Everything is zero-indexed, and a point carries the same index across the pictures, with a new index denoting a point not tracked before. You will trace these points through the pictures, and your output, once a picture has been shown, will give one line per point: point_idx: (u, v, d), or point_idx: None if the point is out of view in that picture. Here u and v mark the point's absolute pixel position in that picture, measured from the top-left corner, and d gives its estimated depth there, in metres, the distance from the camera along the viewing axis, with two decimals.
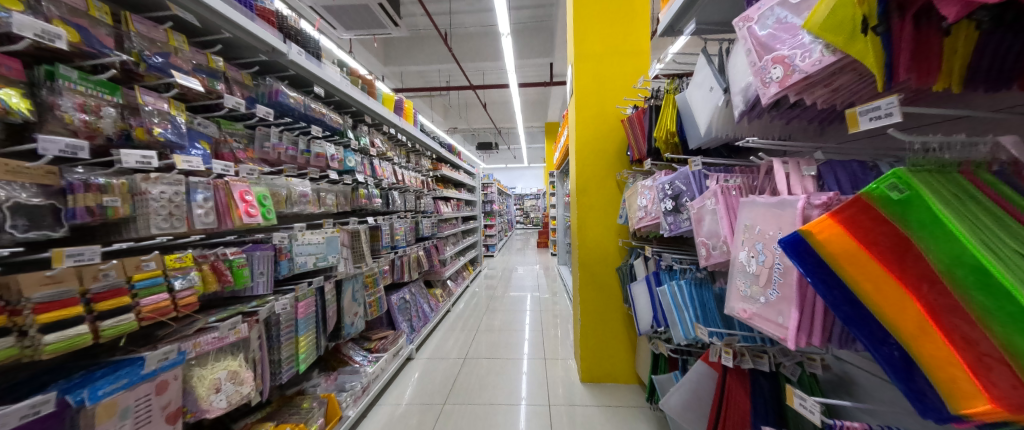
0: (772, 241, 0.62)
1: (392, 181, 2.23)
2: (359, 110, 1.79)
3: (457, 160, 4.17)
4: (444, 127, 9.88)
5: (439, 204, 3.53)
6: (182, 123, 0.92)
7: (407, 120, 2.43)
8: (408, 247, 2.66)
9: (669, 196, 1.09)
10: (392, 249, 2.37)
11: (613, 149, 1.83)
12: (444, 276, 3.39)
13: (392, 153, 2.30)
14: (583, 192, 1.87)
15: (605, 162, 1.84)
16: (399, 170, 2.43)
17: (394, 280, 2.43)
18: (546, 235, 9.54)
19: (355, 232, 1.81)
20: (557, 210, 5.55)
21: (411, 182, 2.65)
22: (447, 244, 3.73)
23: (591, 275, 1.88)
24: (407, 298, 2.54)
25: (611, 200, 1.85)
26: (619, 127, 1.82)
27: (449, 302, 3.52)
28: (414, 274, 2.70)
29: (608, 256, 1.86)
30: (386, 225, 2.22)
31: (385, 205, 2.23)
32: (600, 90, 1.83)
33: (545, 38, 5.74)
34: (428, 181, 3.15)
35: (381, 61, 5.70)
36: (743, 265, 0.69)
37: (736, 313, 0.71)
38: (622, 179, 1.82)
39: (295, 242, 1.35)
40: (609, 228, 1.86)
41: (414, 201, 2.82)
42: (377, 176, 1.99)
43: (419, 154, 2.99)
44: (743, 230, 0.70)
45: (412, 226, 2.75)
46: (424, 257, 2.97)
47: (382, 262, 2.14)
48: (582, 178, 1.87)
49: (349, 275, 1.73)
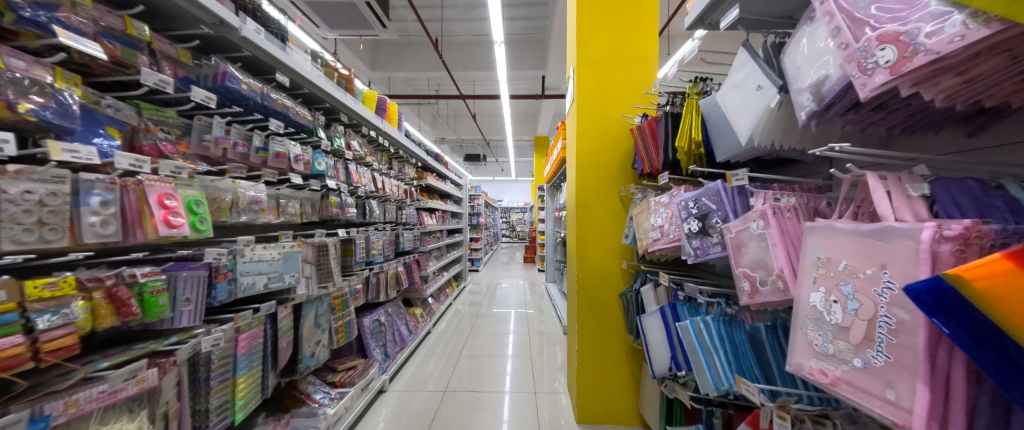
0: (867, 283, 0.46)
1: (370, 189, 2.01)
2: (333, 107, 1.60)
3: (443, 170, 3.98)
4: (432, 137, 9.69)
5: (423, 215, 3.29)
6: (74, 102, 0.65)
7: (390, 123, 2.24)
8: (386, 263, 2.39)
9: (695, 216, 1.02)
10: (367, 264, 2.10)
11: (614, 163, 1.72)
12: (425, 294, 3.10)
13: (372, 158, 2.08)
14: (583, 208, 1.73)
15: (606, 176, 1.72)
16: (380, 178, 2.21)
17: (368, 300, 2.15)
18: (534, 249, 9.34)
19: (323, 246, 1.55)
20: (546, 224, 5.42)
21: (393, 191, 2.42)
22: (430, 258, 3.47)
23: (590, 299, 1.71)
24: (383, 320, 2.24)
25: (613, 217, 1.72)
26: (620, 139, 1.72)
27: (431, 324, 3.21)
28: (391, 293, 2.42)
29: (609, 278, 1.70)
30: (361, 238, 1.97)
31: (361, 215, 1.98)
32: (600, 99, 1.73)
33: (537, 52, 5.80)
34: (412, 191, 2.92)
35: (368, 65, 5.51)
36: (819, 313, 0.54)
37: (809, 375, 0.54)
38: (625, 194, 1.69)
39: (242, 261, 1.09)
40: (610, 248, 1.71)
41: (395, 212, 2.57)
42: (353, 183, 1.77)
43: (403, 162, 2.78)
44: (817, 265, 0.55)
45: (392, 239, 2.49)
46: (404, 273, 2.70)
47: (354, 280, 1.88)
48: (582, 193, 1.73)
49: (311, 298, 1.46)
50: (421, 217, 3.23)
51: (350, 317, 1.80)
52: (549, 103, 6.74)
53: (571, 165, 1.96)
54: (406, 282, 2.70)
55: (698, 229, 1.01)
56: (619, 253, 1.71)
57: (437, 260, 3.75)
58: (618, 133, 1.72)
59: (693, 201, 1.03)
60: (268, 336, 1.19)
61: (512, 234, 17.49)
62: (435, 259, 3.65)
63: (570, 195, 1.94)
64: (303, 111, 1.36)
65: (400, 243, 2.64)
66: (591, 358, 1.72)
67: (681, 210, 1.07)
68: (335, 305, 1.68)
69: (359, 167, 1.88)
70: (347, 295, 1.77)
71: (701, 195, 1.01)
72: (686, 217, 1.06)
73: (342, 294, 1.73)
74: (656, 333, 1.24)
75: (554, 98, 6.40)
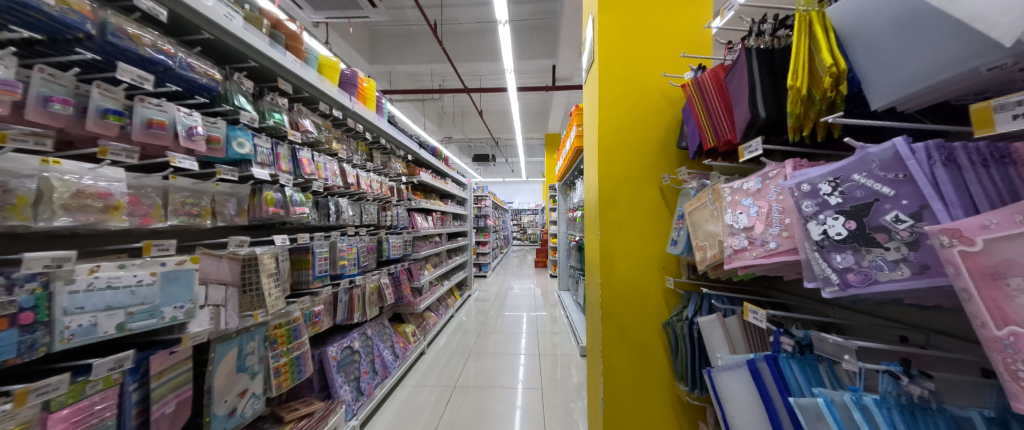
0: None
1: (333, 184, 1.59)
2: (268, 70, 1.19)
3: (443, 167, 3.58)
4: (439, 136, 9.40)
5: (417, 217, 2.88)
6: None
7: (364, 104, 1.84)
8: (364, 276, 1.98)
9: (839, 211, 0.51)
10: (334, 279, 1.68)
11: (650, 139, 1.23)
12: (419, 309, 2.69)
13: (338, 144, 1.68)
14: (608, 204, 1.25)
15: (639, 158, 1.24)
16: (353, 171, 1.81)
17: (337, 323, 1.73)
18: (546, 253, 8.81)
19: (251, 260, 1.14)
20: (558, 227, 4.91)
21: (372, 188, 2.01)
22: (425, 266, 3.06)
23: (619, 331, 1.22)
24: (357, 347, 1.82)
25: (648, 216, 1.22)
26: (658, 107, 1.23)
27: (426, 342, 2.78)
28: (371, 311, 2.01)
29: (645, 301, 1.21)
30: (323, 245, 1.56)
31: (324, 218, 1.57)
32: (631, 52, 1.26)
33: (547, 38, 5.33)
34: (401, 189, 2.53)
35: (367, 58, 5.30)
36: None
37: None
38: (668, 183, 1.20)
39: (69, 291, 0.66)
40: (645, 259, 1.22)
41: (378, 213, 2.16)
42: (305, 175, 1.36)
43: (388, 155, 2.38)
44: None
45: (373, 245, 2.08)
46: (390, 287, 2.29)
47: (310, 301, 1.45)
48: (606, 183, 1.25)
49: (226, 332, 1.05)
50: (414, 218, 2.82)
51: (302, 349, 1.37)
52: (560, 95, 6.26)
53: (590, 149, 1.49)
54: (393, 296, 2.29)
55: (849, 233, 0.49)
56: (658, 266, 1.21)
57: (436, 268, 3.35)
58: (655, 98, 1.23)
59: (831, 183, 0.53)
60: (130, 402, 0.78)
61: (523, 237, 16.98)
62: (431, 267, 3.23)
63: (590, 188, 1.47)
64: (210, 68, 0.98)
65: (384, 250, 2.22)
66: (621, 415, 1.21)
67: (801, 203, 0.56)
68: (277, 337, 1.27)
69: (316, 156, 1.48)
70: (296, 322, 1.35)
71: (847, 171, 0.51)
72: (811, 214, 0.55)
73: (288, 321, 1.32)
74: (746, 403, 0.69)
75: (566, 88, 5.89)
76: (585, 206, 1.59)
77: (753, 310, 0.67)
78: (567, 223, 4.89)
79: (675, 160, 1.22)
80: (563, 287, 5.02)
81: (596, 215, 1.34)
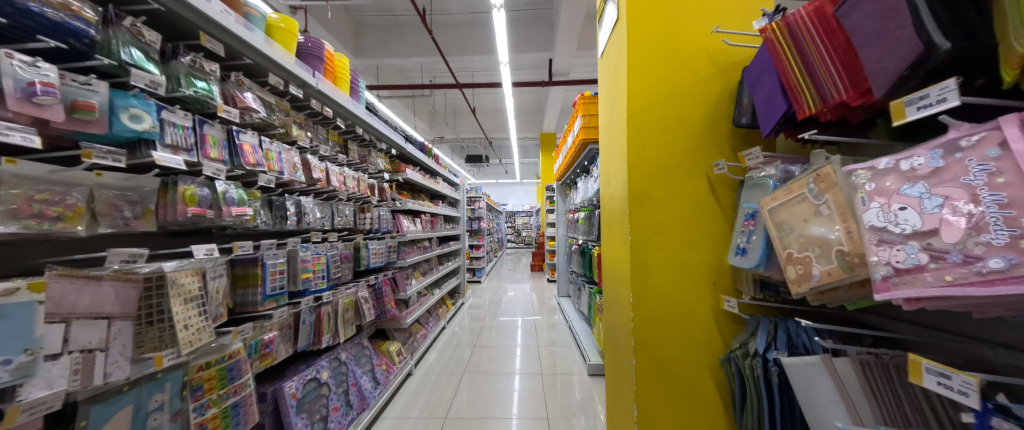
0: None
1: (293, 179, 1.28)
2: (191, 23, 0.88)
3: (433, 164, 3.29)
4: (430, 136, 9.06)
5: (402, 220, 2.56)
6: None
7: (335, 84, 1.54)
8: (335, 290, 1.65)
9: None
10: (293, 296, 1.36)
11: (693, 119, 0.98)
12: (405, 324, 2.37)
13: (299, 131, 1.37)
14: (640, 200, 0.99)
15: (680, 143, 0.98)
16: (319, 164, 1.49)
17: (300, 350, 1.41)
18: (542, 257, 8.53)
19: (157, 279, 0.82)
20: (556, 230, 4.65)
21: (344, 185, 1.69)
22: (413, 274, 2.75)
23: (657, 365, 0.95)
24: (325, 378, 1.49)
25: (693, 215, 0.96)
26: (703, 77, 0.98)
27: (414, 361, 2.45)
28: (345, 333, 1.68)
29: (692, 326, 0.94)
30: (277, 255, 1.24)
31: (278, 220, 1.25)
32: (670, 10, 0.99)
33: (544, 31, 5.10)
34: (382, 188, 2.21)
35: (352, 50, 4.98)
36: None
37: None
38: (720, 173, 0.94)
39: None
40: (688, 270, 0.95)
41: (353, 215, 1.83)
42: (247, 166, 1.04)
43: (366, 148, 2.06)
44: None
45: (347, 252, 1.76)
46: (370, 301, 1.96)
47: (254, 328, 1.11)
48: (638, 175, 0.99)
49: (111, 387, 0.72)
50: (399, 221, 2.50)
51: (241, 394, 1.03)
52: (556, 92, 6.04)
53: (611, 135, 1.23)
54: (372, 311, 1.97)
55: None
56: (707, 279, 0.95)
57: (425, 276, 3.03)
58: (700, 66, 0.98)
59: None
60: None
61: (517, 240, 16.66)
62: (419, 276, 2.91)
63: (612, 181, 1.21)
64: (75, 2, 0.65)
65: (362, 259, 1.90)
66: None
67: None
68: (203, 382, 0.92)
69: (266, 142, 1.16)
70: (235, 357, 1.03)
71: None
72: None
73: (220, 357, 0.98)
74: None
75: (563, 85, 5.67)
76: (604, 205, 1.33)
77: (940, 372, 0.41)
78: (566, 226, 4.63)
79: (726, 144, 0.96)
80: (562, 293, 4.73)
81: (623, 216, 1.08)
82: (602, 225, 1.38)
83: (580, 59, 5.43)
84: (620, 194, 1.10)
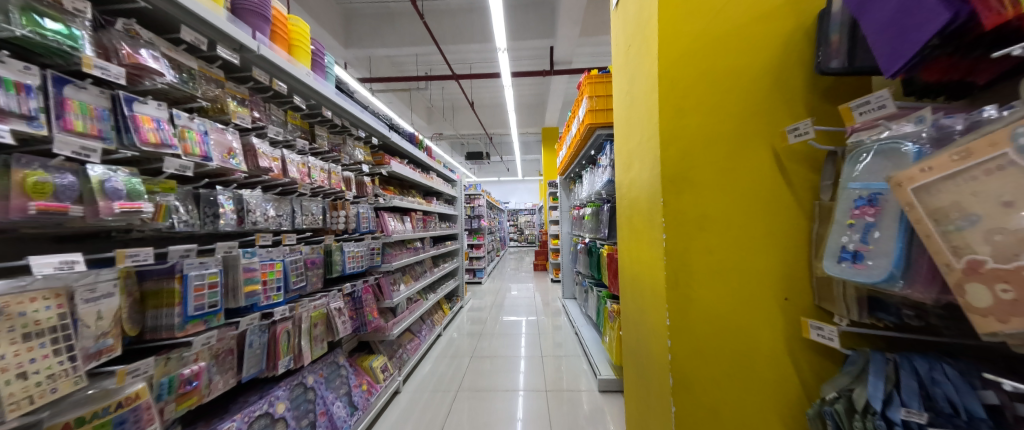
0: None
1: (226, 167, 1.02)
2: None
3: (425, 158, 3.02)
4: (429, 133, 8.81)
5: (388, 219, 2.29)
6: None
7: (288, 53, 1.26)
8: (297, 303, 1.38)
9: None
10: (234, 314, 1.09)
11: (752, 68, 0.69)
12: (391, 336, 2.10)
13: (237, 108, 1.10)
14: (677, 185, 0.71)
15: (732, 103, 0.70)
16: (270, 151, 1.22)
17: (246, 380, 1.14)
18: (546, 256, 8.24)
19: None
20: (560, 227, 4.36)
21: (307, 178, 1.42)
22: (402, 278, 2.48)
23: (705, 412, 0.68)
24: (281, 412, 1.21)
25: (755, 204, 0.68)
26: (766, 8, 0.69)
27: (403, 376, 2.18)
28: (310, 353, 1.41)
29: (756, 362, 0.66)
30: (207, 265, 0.98)
31: (208, 223, 1.00)
32: None
33: (544, 16, 4.79)
34: (360, 183, 1.93)
35: (341, 41, 4.74)
36: None
37: None
38: (799, 141, 0.63)
39: None
40: (749, 282, 0.67)
41: (321, 213, 1.56)
42: (147, 147, 0.78)
43: (339, 136, 1.79)
44: None
45: (313, 258, 1.49)
46: (345, 313, 1.69)
47: (160, 365, 0.83)
48: (673, 150, 0.72)
49: None
50: (384, 220, 2.23)
51: None
52: (558, 82, 5.73)
53: (632, 106, 0.96)
54: (348, 325, 1.69)
55: None
56: (777, 295, 0.66)
57: (417, 280, 2.77)
58: None
59: None
60: None
61: (521, 239, 16.36)
62: (410, 280, 2.64)
63: (633, 165, 0.94)
64: None
65: (334, 264, 1.63)
66: None
67: None
68: None
69: (181, 118, 0.90)
70: (132, 404, 0.74)
71: None
72: None
73: (104, 408, 0.69)
74: None
75: (565, 74, 5.35)
76: (623, 196, 1.05)
77: None
78: (570, 223, 4.34)
79: (802, 101, 0.67)
80: (567, 295, 4.44)
81: (650, 208, 0.81)
82: (621, 222, 1.11)
83: (584, 45, 5.13)
84: (646, 178, 0.83)
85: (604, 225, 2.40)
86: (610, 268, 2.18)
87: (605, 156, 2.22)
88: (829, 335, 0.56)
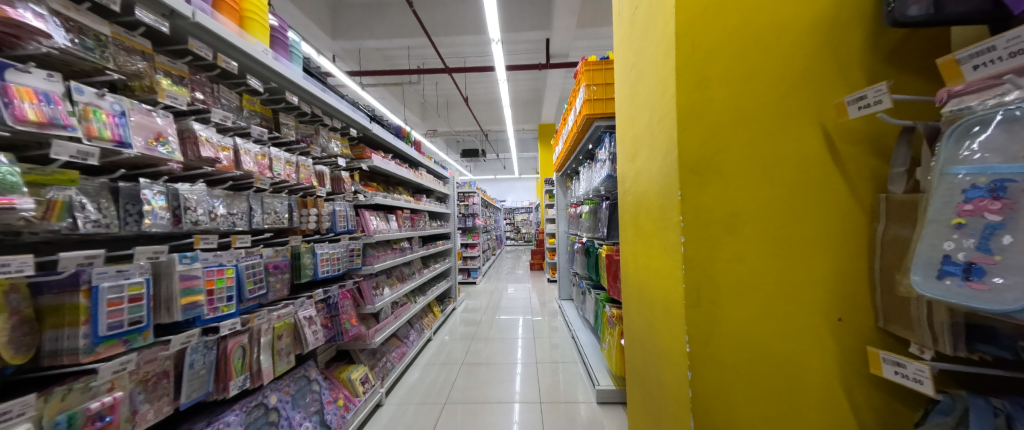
0: None
1: (147, 154, 0.85)
2: None
3: (413, 153, 2.85)
4: (423, 130, 8.60)
5: (370, 218, 2.12)
6: None
7: (239, 25, 1.09)
8: (255, 313, 1.21)
9: None
10: (169, 330, 0.92)
11: (796, 20, 0.53)
12: (373, 344, 1.94)
13: (170, 87, 0.93)
14: (699, 174, 0.55)
15: (769, 67, 0.54)
16: (216, 139, 1.06)
17: (187, 405, 0.97)
18: (543, 255, 8.09)
19: None
20: (557, 226, 4.21)
21: (267, 171, 1.25)
22: (386, 281, 2.32)
23: None
24: None
25: (796, 197, 0.53)
26: None
27: (386, 388, 2.02)
28: (273, 369, 1.24)
29: (798, 401, 0.51)
30: (129, 274, 0.81)
31: (130, 222, 0.83)
32: None
33: (539, 7, 4.62)
34: (337, 179, 1.76)
35: (328, 32, 4.53)
36: None
37: None
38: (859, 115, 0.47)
39: None
40: (789, 298, 0.52)
41: (287, 212, 1.39)
42: (24, 126, 0.59)
43: (310, 126, 1.61)
44: None
45: (277, 262, 1.32)
46: (318, 322, 1.52)
47: (49, 403, 0.65)
48: (694, 129, 0.56)
49: None
50: (366, 218, 2.06)
51: None
52: (555, 76, 5.58)
53: (639, 80, 0.79)
54: (322, 335, 1.53)
55: None
56: (826, 314, 0.51)
57: (404, 283, 2.60)
58: None
59: None
60: None
61: (518, 238, 16.19)
62: (397, 283, 2.48)
63: (640, 152, 0.78)
64: None
65: (304, 268, 1.46)
66: None
67: None
68: None
69: (84, 93, 0.72)
70: None
71: None
72: None
73: None
74: None
75: (561, 67, 5.20)
76: (629, 192, 0.89)
77: None
78: (566, 221, 4.20)
79: (859, 62, 0.52)
80: (564, 296, 4.30)
81: (663, 204, 0.65)
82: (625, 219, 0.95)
83: (581, 37, 4.98)
84: (658, 167, 0.67)
85: (602, 224, 2.26)
86: (610, 270, 2.03)
87: (604, 149, 2.07)
88: (912, 376, 0.39)
